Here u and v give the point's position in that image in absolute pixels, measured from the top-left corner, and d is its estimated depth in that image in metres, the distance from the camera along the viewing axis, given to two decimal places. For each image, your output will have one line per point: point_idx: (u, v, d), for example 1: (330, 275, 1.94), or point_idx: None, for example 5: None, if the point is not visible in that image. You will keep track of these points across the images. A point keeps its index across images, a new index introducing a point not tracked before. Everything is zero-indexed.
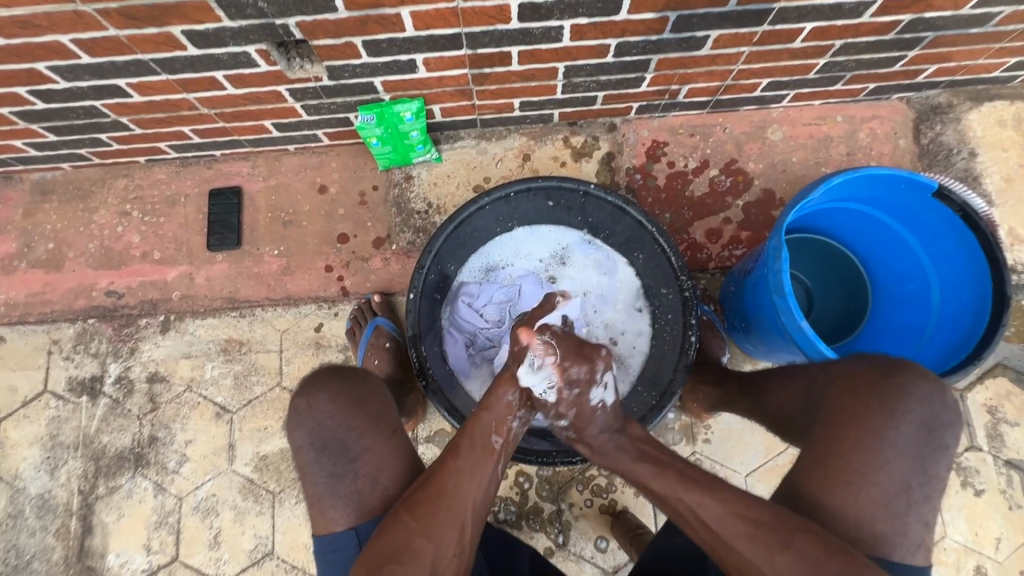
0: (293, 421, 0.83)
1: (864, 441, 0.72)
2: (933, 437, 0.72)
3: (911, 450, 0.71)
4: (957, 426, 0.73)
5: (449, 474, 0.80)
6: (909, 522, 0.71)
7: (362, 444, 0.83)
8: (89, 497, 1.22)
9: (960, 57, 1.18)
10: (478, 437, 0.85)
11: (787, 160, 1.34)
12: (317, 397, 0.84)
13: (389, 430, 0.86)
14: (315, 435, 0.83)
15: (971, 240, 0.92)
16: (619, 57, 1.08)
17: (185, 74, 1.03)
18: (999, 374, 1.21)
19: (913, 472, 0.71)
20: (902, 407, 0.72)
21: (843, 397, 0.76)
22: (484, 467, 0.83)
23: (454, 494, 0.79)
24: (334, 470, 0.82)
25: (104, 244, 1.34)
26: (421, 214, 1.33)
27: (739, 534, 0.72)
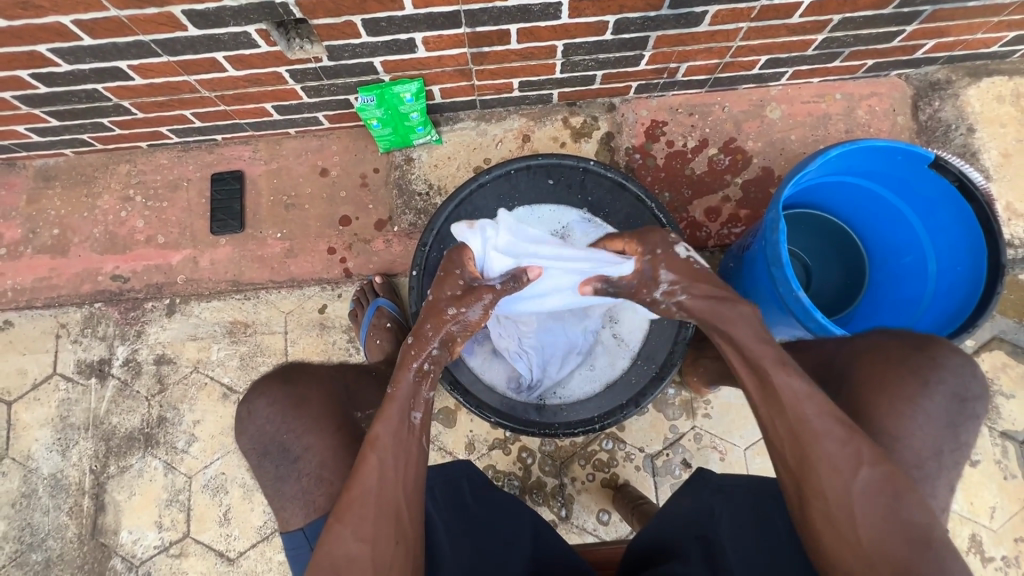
0: (237, 428, 0.89)
1: (898, 408, 0.77)
2: (964, 407, 0.78)
3: (943, 420, 0.77)
4: (986, 397, 0.79)
5: (370, 468, 0.77)
6: (938, 487, 0.78)
7: (303, 443, 0.87)
8: (101, 477, 1.25)
9: (958, 32, 1.18)
10: (396, 421, 0.81)
11: (785, 138, 1.34)
12: (257, 404, 0.89)
13: (333, 426, 0.89)
14: (256, 440, 0.88)
15: (965, 211, 0.93)
16: (617, 34, 1.08)
17: (186, 56, 1.03)
18: (995, 348, 1.23)
19: (944, 438, 0.78)
20: (935, 377, 0.78)
21: (872, 366, 0.81)
22: (408, 447, 0.80)
23: (381, 485, 0.76)
24: (278, 472, 0.88)
25: (108, 229, 1.35)
26: (422, 196, 1.34)
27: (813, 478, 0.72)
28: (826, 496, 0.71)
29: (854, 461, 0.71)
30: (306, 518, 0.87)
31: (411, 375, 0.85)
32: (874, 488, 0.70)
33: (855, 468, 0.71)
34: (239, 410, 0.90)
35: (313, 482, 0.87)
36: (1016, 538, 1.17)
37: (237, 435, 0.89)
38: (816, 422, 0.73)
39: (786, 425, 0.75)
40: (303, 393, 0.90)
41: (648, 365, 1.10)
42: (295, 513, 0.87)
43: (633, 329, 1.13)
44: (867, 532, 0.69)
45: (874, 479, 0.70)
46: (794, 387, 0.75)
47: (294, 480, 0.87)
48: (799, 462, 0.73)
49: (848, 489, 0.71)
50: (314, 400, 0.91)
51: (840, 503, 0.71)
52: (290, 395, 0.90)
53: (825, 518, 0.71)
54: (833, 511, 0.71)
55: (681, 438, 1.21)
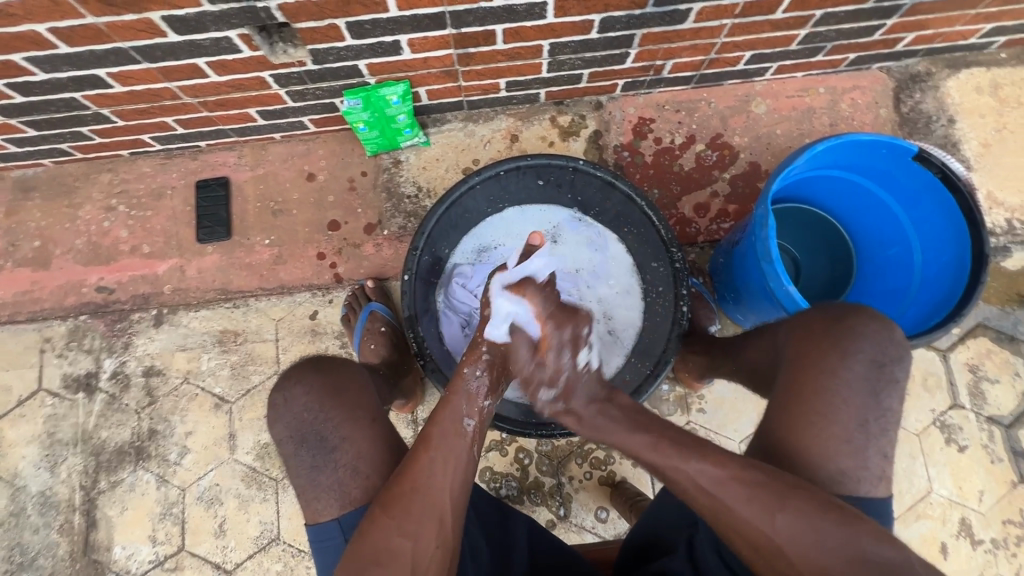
0: (272, 416, 0.83)
1: (822, 382, 0.75)
2: (883, 372, 0.75)
3: (864, 388, 0.74)
4: (905, 359, 0.76)
5: (421, 465, 0.77)
6: (868, 456, 0.74)
7: (341, 434, 0.81)
8: (91, 492, 1.22)
9: (937, 25, 1.20)
10: (449, 421, 0.81)
11: (771, 132, 1.35)
12: (294, 390, 0.83)
13: (368, 418, 0.84)
14: (293, 428, 0.82)
15: (949, 202, 0.94)
16: (603, 33, 1.08)
17: (167, 62, 1.02)
18: (979, 335, 1.25)
19: (869, 407, 0.74)
20: (854, 347, 0.75)
21: (802, 345, 0.79)
22: (458, 453, 0.79)
23: (430, 485, 0.76)
24: (315, 461, 0.81)
25: (91, 239, 1.33)
26: (411, 199, 1.33)
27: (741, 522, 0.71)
28: (735, 525, 0.72)
29: (730, 481, 0.72)
30: (343, 509, 0.81)
31: (468, 381, 0.86)
32: (769, 507, 0.70)
33: (770, 516, 0.70)
34: (272, 396, 0.84)
35: (349, 474, 0.81)
36: (1004, 520, 1.19)
37: (271, 423, 0.83)
38: (668, 464, 0.76)
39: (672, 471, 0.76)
40: (341, 381, 0.85)
41: (644, 363, 1.10)
42: (331, 504, 0.81)
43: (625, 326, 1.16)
44: (785, 544, 0.69)
45: (757, 497, 0.71)
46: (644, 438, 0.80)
47: (331, 471, 0.81)
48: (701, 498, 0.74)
49: (744, 517, 0.71)
50: (350, 389, 0.85)
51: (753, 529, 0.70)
52: (325, 381, 0.84)
53: (752, 546, 0.71)
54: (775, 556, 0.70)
55: None
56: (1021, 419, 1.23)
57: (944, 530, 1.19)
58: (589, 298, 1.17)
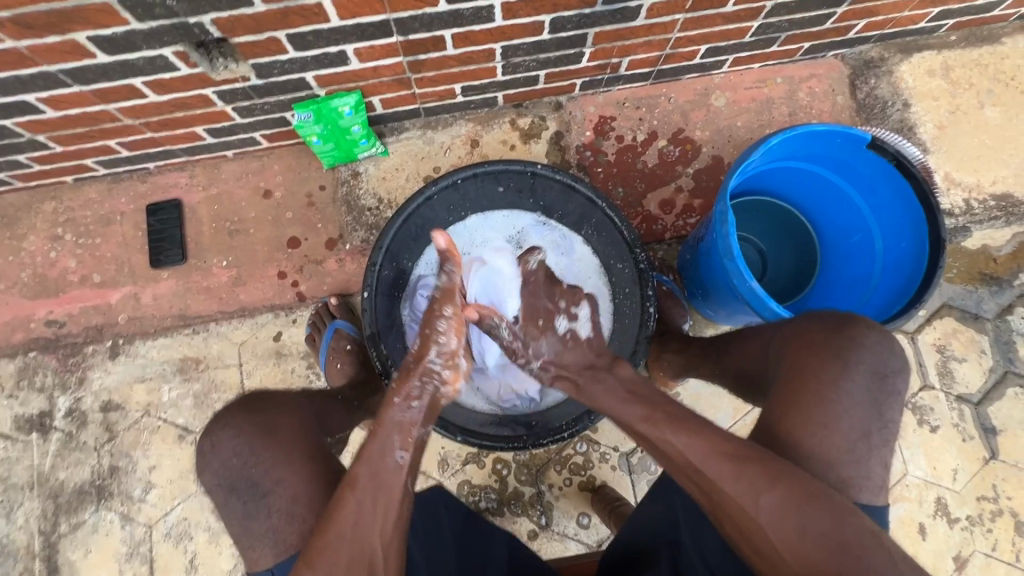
0: (201, 464, 0.82)
1: (823, 392, 0.74)
2: (884, 384, 0.75)
3: (865, 399, 0.73)
4: (908, 371, 0.76)
5: (348, 510, 0.73)
6: (872, 465, 0.73)
7: (273, 477, 0.79)
8: (52, 536, 1.17)
9: (886, 11, 1.21)
10: (378, 461, 0.77)
11: (732, 125, 1.35)
12: (221, 436, 0.82)
13: (305, 456, 0.82)
14: (220, 477, 0.81)
15: (905, 189, 0.95)
16: (555, 33, 1.07)
17: (100, 84, 0.97)
18: (945, 315, 1.26)
19: (871, 418, 0.73)
20: (855, 357, 0.75)
21: (798, 353, 0.78)
22: (390, 489, 0.76)
23: (357, 530, 0.72)
24: (246, 509, 0.79)
25: (37, 272, 1.27)
26: (372, 210, 1.30)
27: (750, 490, 0.69)
28: (745, 531, 0.70)
29: (752, 490, 0.69)
30: (276, 558, 0.78)
31: (398, 412, 0.82)
32: (785, 512, 0.68)
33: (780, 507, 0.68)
34: (201, 443, 0.83)
35: (285, 519, 0.78)
36: (978, 497, 1.21)
37: (200, 473, 0.82)
38: (704, 469, 0.72)
39: (685, 475, 0.75)
40: (271, 422, 0.84)
41: None
42: (265, 553, 0.78)
43: None
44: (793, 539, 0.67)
45: (778, 502, 0.68)
46: (673, 443, 0.75)
47: (264, 518, 0.78)
48: (706, 501, 0.74)
49: (755, 521, 0.69)
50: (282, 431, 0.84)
51: (763, 540, 0.69)
52: (258, 424, 0.83)
53: (756, 554, 0.70)
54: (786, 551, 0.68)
55: None
56: (989, 396, 1.25)
57: (921, 511, 1.20)
58: None
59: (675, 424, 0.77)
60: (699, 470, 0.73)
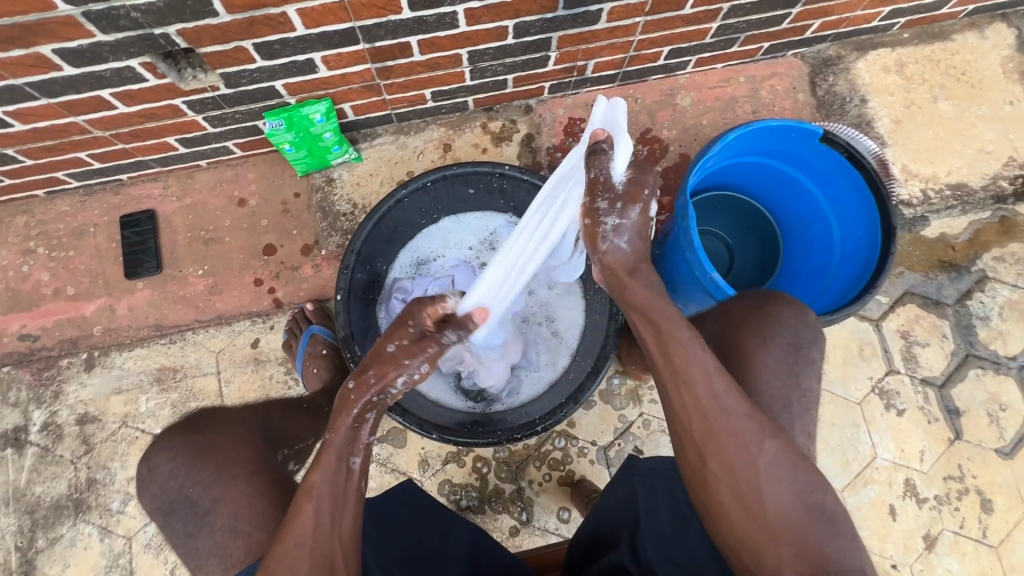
0: (140, 488, 0.90)
1: (745, 366, 0.85)
2: (799, 354, 0.86)
3: (784, 368, 0.85)
4: (820, 341, 0.87)
5: (305, 518, 0.73)
6: (796, 433, 0.83)
7: (211, 496, 0.86)
8: (29, 552, 1.16)
9: (839, 10, 1.26)
10: (334, 470, 0.76)
11: (698, 124, 1.39)
12: (157, 461, 0.90)
13: (245, 472, 0.89)
14: (159, 499, 0.88)
15: (857, 178, 0.99)
16: (519, 38, 1.09)
17: (68, 96, 0.97)
18: (907, 302, 1.31)
19: (789, 389, 0.85)
20: (772, 333, 0.86)
21: (726, 333, 0.88)
22: (345, 496, 0.76)
23: (315, 537, 0.72)
24: (188, 529, 0.86)
25: (10, 286, 1.26)
26: (347, 216, 1.31)
27: (748, 426, 0.74)
28: (736, 471, 0.73)
29: (760, 435, 0.74)
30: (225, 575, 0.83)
31: (350, 413, 0.78)
32: (781, 463, 0.73)
33: (763, 446, 0.73)
34: (140, 468, 0.91)
35: (227, 534, 0.84)
36: (945, 477, 1.25)
37: (142, 494, 0.90)
38: (722, 401, 0.74)
39: (695, 402, 0.75)
40: (212, 441, 0.92)
41: (587, 360, 1.10)
42: (211, 569, 0.84)
43: (569, 328, 1.16)
44: (771, 481, 0.73)
45: (779, 451, 0.73)
46: (703, 361, 0.76)
47: (207, 535, 0.85)
48: (706, 436, 0.74)
49: (755, 463, 0.73)
50: (221, 447, 0.91)
51: (751, 484, 0.72)
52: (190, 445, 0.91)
53: (734, 497, 0.72)
54: (761, 494, 0.72)
55: (630, 427, 1.23)
56: (952, 378, 1.29)
57: (891, 493, 1.24)
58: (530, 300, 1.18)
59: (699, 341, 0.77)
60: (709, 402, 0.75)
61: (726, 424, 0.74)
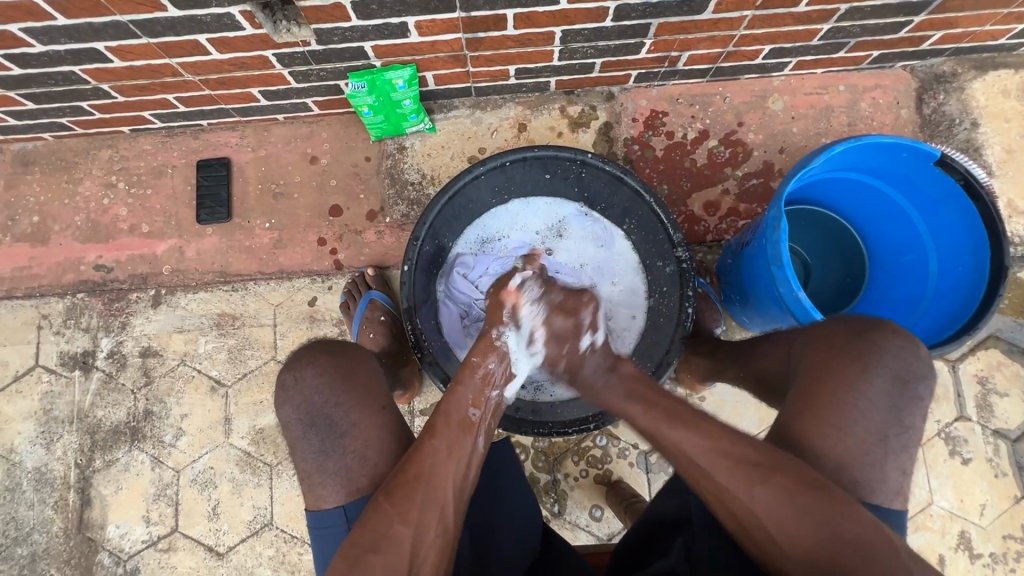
0: (280, 397, 0.84)
1: (841, 395, 0.73)
2: (906, 390, 0.74)
3: (885, 402, 0.73)
4: (930, 377, 0.75)
5: (426, 454, 0.78)
6: (888, 469, 0.73)
7: (351, 419, 0.83)
8: (86, 470, 1.23)
9: (966, 23, 1.16)
10: (453, 414, 0.82)
11: (787, 130, 1.31)
12: (305, 371, 0.84)
13: (378, 405, 0.86)
14: (302, 411, 0.83)
15: (971, 211, 0.92)
16: (618, 21, 1.04)
17: (167, 38, 0.98)
18: (990, 346, 1.22)
19: (889, 422, 0.73)
20: (876, 361, 0.74)
21: (820, 355, 0.78)
22: (461, 443, 0.80)
23: (433, 474, 0.76)
24: (323, 446, 0.83)
25: (90, 217, 1.31)
26: (414, 185, 1.30)
27: (721, 469, 0.72)
28: (744, 524, 0.71)
29: (746, 482, 0.70)
30: (343, 500, 0.84)
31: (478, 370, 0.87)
32: (784, 504, 0.68)
33: (750, 488, 0.70)
34: (284, 376, 0.84)
35: (357, 460, 0.83)
36: (1004, 535, 1.18)
37: (280, 404, 0.83)
38: (702, 464, 0.73)
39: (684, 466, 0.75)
40: (353, 364, 0.86)
41: (646, 365, 1.08)
42: (336, 490, 0.83)
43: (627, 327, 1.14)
44: (789, 537, 0.68)
45: (794, 483, 0.68)
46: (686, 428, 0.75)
47: (339, 456, 0.83)
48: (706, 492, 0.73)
49: (751, 513, 0.70)
50: (361, 374, 0.86)
51: (758, 525, 0.69)
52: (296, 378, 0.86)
53: (757, 548, 0.70)
54: (777, 538, 0.69)
55: None
56: None
57: (942, 543, 1.18)
58: None
59: (674, 419, 0.77)
60: (681, 459, 0.74)
61: (710, 483, 0.72)
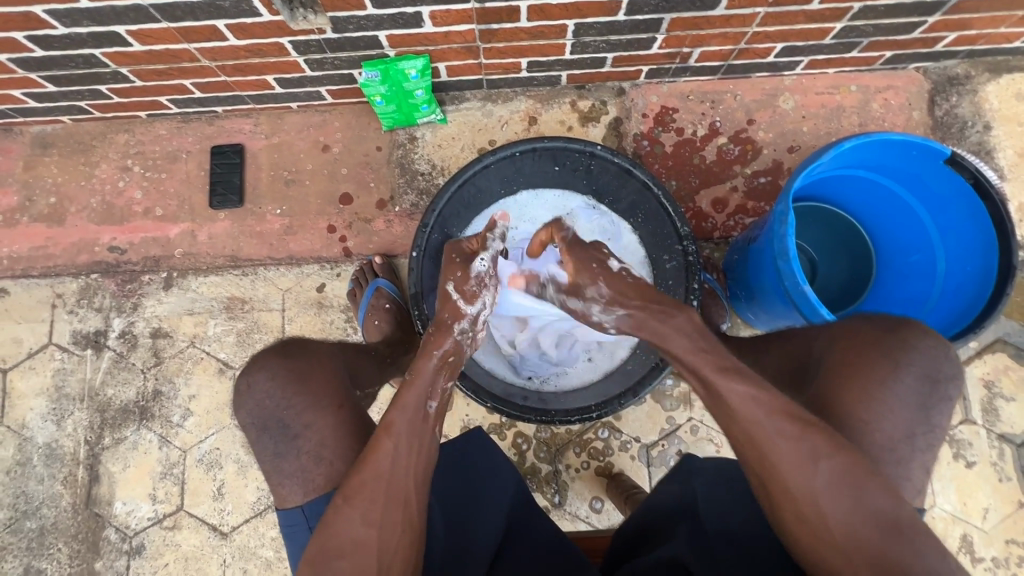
0: (237, 401, 0.90)
1: (870, 390, 0.76)
2: (935, 388, 0.77)
3: (915, 402, 0.76)
4: (958, 378, 0.78)
5: (383, 454, 0.76)
6: (911, 467, 0.76)
7: (303, 421, 0.88)
8: (95, 447, 1.25)
9: (981, 25, 1.15)
10: (412, 409, 0.80)
11: (797, 129, 1.31)
12: (256, 377, 0.89)
13: (333, 405, 0.90)
14: (254, 415, 0.89)
15: (980, 210, 0.93)
16: (630, 15, 1.05)
17: (186, 23, 1.00)
18: (998, 350, 1.21)
19: (916, 421, 0.76)
20: (907, 359, 0.77)
21: (846, 354, 0.80)
22: (420, 437, 0.79)
23: (392, 473, 0.76)
24: (278, 448, 0.88)
25: (106, 199, 1.33)
26: (424, 175, 1.31)
27: (785, 435, 0.71)
28: (794, 496, 0.71)
29: (812, 457, 0.70)
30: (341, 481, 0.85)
31: (432, 361, 0.84)
32: (842, 482, 0.70)
33: (814, 461, 0.70)
34: (239, 382, 0.90)
35: (312, 459, 0.87)
36: (1007, 539, 1.17)
37: (237, 408, 0.90)
38: (768, 428, 0.72)
39: (744, 432, 0.73)
40: (305, 367, 0.91)
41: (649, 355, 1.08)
42: (294, 490, 0.87)
43: None
44: (836, 519, 0.69)
45: (855, 471, 0.70)
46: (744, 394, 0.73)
47: (294, 457, 0.87)
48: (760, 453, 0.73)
49: (811, 485, 0.70)
50: (314, 376, 0.91)
51: (812, 499, 0.70)
52: (287, 368, 0.90)
53: (796, 519, 0.71)
54: (826, 513, 0.70)
55: (677, 430, 1.21)
56: None
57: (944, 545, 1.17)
58: None
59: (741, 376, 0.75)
60: (742, 421, 0.73)
61: (756, 448, 0.73)
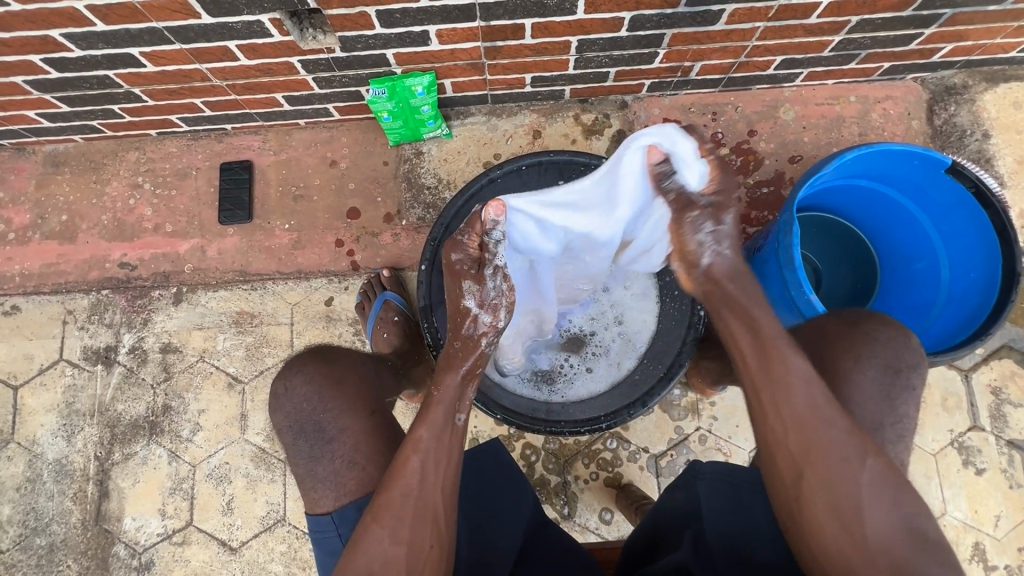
0: (274, 404, 0.91)
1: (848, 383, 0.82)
2: (899, 378, 0.83)
3: (880, 392, 0.82)
4: (920, 365, 0.84)
5: (412, 470, 0.76)
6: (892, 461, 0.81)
7: (338, 425, 0.90)
8: (105, 463, 1.26)
9: (976, 36, 1.17)
10: (440, 427, 0.78)
11: (798, 139, 1.33)
12: (294, 380, 0.91)
13: (365, 411, 0.92)
14: (291, 419, 0.90)
15: (983, 218, 0.95)
16: (632, 31, 1.07)
17: (198, 44, 1.02)
18: (1004, 356, 1.21)
19: (884, 411, 0.82)
20: (867, 351, 0.83)
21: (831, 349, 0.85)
22: (447, 451, 0.78)
23: (423, 488, 0.76)
24: (313, 452, 0.89)
25: (116, 216, 1.35)
26: (431, 189, 1.33)
27: (843, 427, 0.73)
28: (834, 484, 0.71)
29: (861, 453, 0.72)
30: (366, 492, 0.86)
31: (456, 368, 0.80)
32: (884, 484, 0.71)
33: (862, 458, 0.72)
34: (274, 385, 0.92)
35: (345, 465, 0.89)
36: (1019, 547, 1.17)
37: (274, 411, 0.92)
38: (822, 411, 0.73)
39: (794, 414, 0.74)
40: (340, 374, 0.93)
41: (656, 365, 1.08)
42: (326, 496, 0.88)
43: (639, 330, 1.12)
44: (876, 524, 0.70)
45: (882, 470, 0.71)
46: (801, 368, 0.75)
47: (327, 461, 0.89)
48: (805, 446, 0.73)
49: (856, 478, 0.71)
50: (346, 382, 0.93)
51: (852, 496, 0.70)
52: (307, 379, 0.91)
53: (831, 511, 0.70)
54: (864, 515, 0.70)
55: (686, 439, 1.22)
56: None
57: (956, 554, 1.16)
58: (603, 299, 1.14)
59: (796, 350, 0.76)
60: (801, 406, 0.74)
61: (807, 431, 0.73)
